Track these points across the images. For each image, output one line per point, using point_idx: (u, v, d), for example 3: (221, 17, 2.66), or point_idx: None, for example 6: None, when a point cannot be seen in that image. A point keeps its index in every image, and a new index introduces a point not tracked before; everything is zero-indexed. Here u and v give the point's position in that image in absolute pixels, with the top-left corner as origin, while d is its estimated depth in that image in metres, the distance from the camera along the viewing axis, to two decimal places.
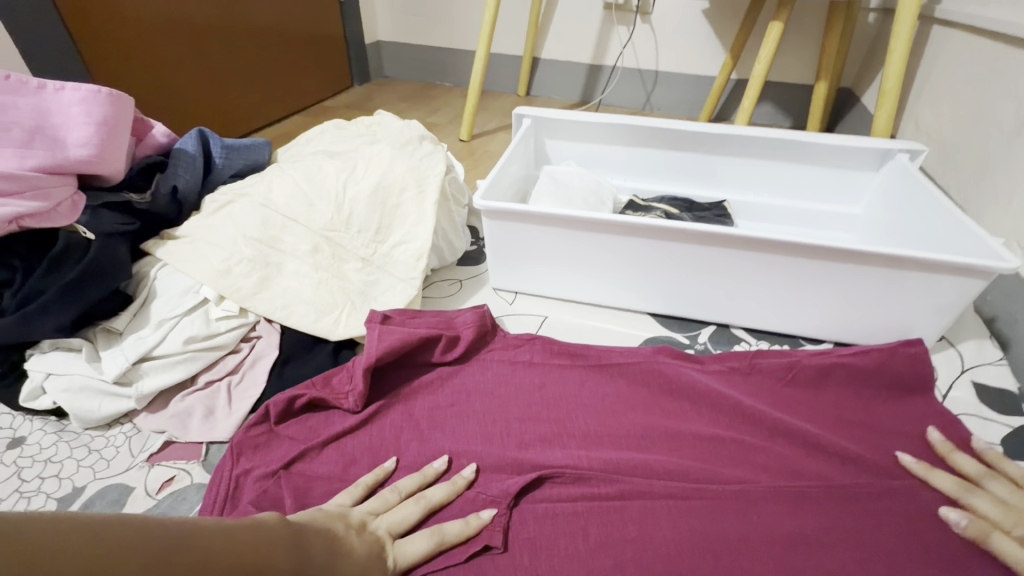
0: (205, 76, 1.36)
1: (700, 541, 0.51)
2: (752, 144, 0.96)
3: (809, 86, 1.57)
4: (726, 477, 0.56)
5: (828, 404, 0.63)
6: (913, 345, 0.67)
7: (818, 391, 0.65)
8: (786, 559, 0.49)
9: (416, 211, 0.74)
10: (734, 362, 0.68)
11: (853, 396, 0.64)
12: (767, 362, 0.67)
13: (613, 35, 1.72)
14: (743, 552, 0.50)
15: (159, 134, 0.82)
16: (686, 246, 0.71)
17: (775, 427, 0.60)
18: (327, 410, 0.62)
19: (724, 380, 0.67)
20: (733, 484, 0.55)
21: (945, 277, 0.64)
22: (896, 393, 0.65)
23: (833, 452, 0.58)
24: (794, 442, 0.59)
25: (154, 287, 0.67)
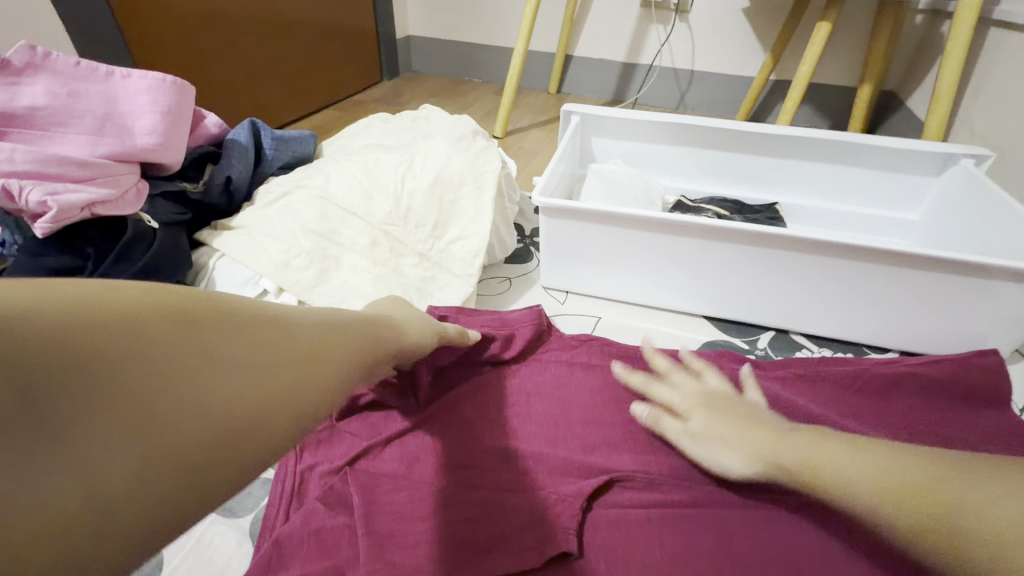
0: (244, 68, 1.36)
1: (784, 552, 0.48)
2: (807, 145, 0.93)
3: (851, 89, 1.54)
4: None
5: (903, 413, 0.60)
6: (986, 356, 0.65)
7: (890, 400, 0.62)
8: None
9: (473, 207, 0.73)
10: (798, 370, 0.66)
11: (928, 405, 0.61)
12: (832, 370, 0.65)
13: (649, 33, 1.70)
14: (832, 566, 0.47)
15: (211, 123, 0.81)
16: (750, 249, 0.69)
17: None
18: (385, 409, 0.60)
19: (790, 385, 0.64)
20: None
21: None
22: (973, 404, 0.62)
23: None
24: None
25: (213, 278, 0.67)
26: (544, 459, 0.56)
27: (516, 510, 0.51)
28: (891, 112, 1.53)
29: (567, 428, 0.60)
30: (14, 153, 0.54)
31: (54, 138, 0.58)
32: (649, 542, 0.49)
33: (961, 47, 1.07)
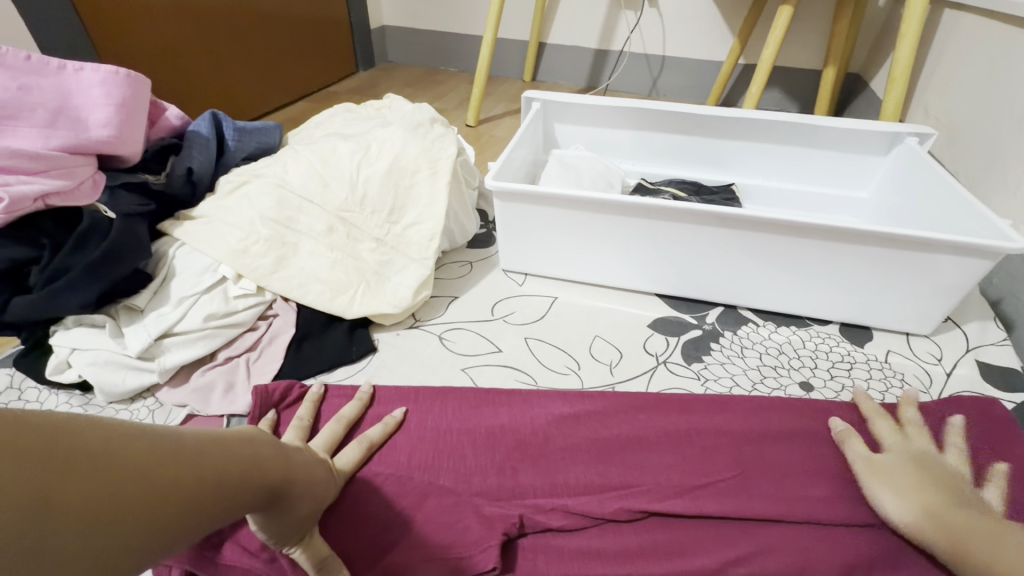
0: (211, 59, 1.35)
1: (662, 491, 0.53)
2: (761, 127, 0.96)
3: (817, 71, 1.56)
4: (709, 443, 0.58)
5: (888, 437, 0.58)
6: (999, 410, 0.60)
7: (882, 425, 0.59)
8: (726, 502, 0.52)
9: (429, 192, 0.75)
10: (813, 423, 0.60)
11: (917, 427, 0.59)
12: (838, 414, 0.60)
13: (621, 20, 1.71)
14: (693, 501, 0.52)
15: (172, 116, 0.82)
16: (697, 227, 0.71)
17: (768, 404, 0.62)
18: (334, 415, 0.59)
19: (773, 402, 0.62)
20: (713, 448, 0.57)
21: (955, 258, 0.64)
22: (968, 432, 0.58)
23: (821, 435, 0.59)
24: (783, 413, 0.61)
25: (173, 266, 0.68)
26: (508, 417, 0.60)
27: (426, 459, 0.55)
28: (856, 94, 1.57)
29: (552, 390, 0.63)
30: None
31: (5, 131, 0.59)
32: (599, 500, 0.52)
33: (915, 27, 1.08)
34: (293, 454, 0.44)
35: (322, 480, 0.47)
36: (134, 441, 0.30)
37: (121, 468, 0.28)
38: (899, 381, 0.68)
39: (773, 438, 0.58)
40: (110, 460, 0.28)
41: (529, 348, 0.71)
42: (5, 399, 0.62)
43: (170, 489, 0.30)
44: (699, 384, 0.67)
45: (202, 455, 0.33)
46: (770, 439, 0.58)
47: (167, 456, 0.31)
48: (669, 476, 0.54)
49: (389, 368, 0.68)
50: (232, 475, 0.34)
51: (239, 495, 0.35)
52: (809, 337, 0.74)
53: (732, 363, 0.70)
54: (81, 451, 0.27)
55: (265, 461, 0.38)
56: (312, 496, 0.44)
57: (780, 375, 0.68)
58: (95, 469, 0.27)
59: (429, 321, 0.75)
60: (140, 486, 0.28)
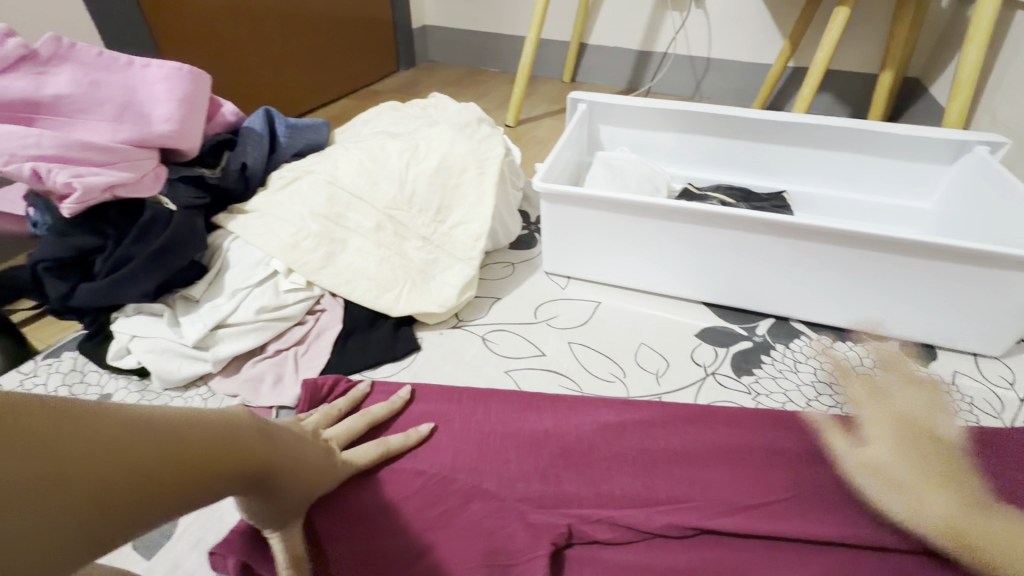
0: (262, 57, 1.39)
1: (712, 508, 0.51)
2: (817, 132, 0.92)
3: (872, 75, 1.49)
4: (760, 460, 0.55)
5: None
6: None
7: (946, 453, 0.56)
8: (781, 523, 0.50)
9: (476, 192, 0.75)
10: (871, 445, 0.57)
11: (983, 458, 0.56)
12: None
13: (665, 21, 1.68)
14: (745, 520, 0.50)
15: (228, 112, 0.84)
16: (750, 234, 0.69)
17: (823, 424, 0.60)
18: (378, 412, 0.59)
19: (828, 421, 0.60)
20: (764, 465, 0.55)
21: None
22: None
23: None
24: (839, 433, 0.58)
25: (227, 258, 0.69)
26: (552, 422, 0.59)
27: (471, 463, 0.55)
28: (914, 99, 1.49)
29: (598, 398, 0.62)
30: (41, 138, 0.56)
31: (76, 125, 0.61)
32: (647, 513, 0.50)
33: (985, 29, 1.02)
34: (288, 436, 0.43)
35: (311, 468, 0.45)
36: (110, 425, 0.29)
37: (92, 452, 0.27)
38: (966, 406, 0.64)
39: (828, 459, 0.56)
40: (80, 443, 0.27)
41: (572, 353, 0.70)
42: (69, 380, 0.64)
43: (142, 475, 0.29)
44: (749, 398, 0.64)
45: (183, 441, 0.32)
46: (825, 459, 0.56)
47: (143, 442, 0.30)
48: (720, 493, 0.52)
49: (433, 367, 0.68)
50: (212, 462, 0.33)
51: (217, 481, 0.34)
52: (867, 354, 0.70)
53: (784, 377, 0.67)
54: (51, 433, 0.26)
55: (240, 440, 0.36)
56: (301, 481, 0.43)
57: (837, 393, 0.65)
58: (61, 454, 0.26)
59: (472, 322, 0.75)
60: (108, 471, 0.28)
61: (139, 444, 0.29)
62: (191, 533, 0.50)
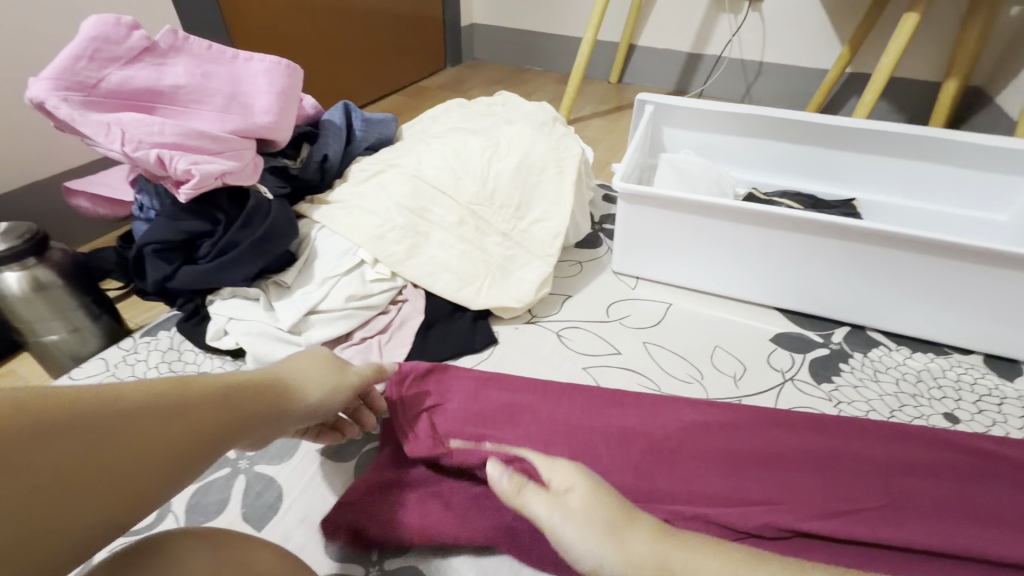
0: (323, 51, 1.42)
1: (803, 509, 0.51)
2: (891, 140, 0.91)
3: (933, 83, 1.46)
4: (850, 466, 0.55)
5: None
6: None
7: None
8: (876, 528, 0.50)
9: (555, 191, 0.76)
10: (963, 457, 0.56)
11: None
12: (995, 451, 0.57)
13: (719, 23, 1.67)
14: (838, 523, 0.50)
15: (310, 105, 0.87)
16: (833, 241, 0.69)
17: (912, 432, 0.59)
18: (468, 400, 0.60)
19: (917, 431, 0.59)
20: (855, 471, 0.55)
21: None
22: None
23: (975, 472, 0.55)
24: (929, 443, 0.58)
25: (315, 247, 0.72)
26: (639, 420, 0.60)
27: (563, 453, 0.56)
28: (977, 109, 1.46)
29: (681, 398, 0.63)
30: (163, 126, 0.60)
31: (191, 114, 0.64)
32: (741, 513, 0.51)
33: None
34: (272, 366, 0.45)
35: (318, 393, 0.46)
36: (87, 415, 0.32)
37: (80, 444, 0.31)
38: None
39: (919, 467, 0.55)
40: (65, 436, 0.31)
41: (648, 353, 0.71)
42: (167, 358, 0.68)
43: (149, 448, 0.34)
44: (831, 405, 0.64)
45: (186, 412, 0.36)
46: (917, 469, 0.55)
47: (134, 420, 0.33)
48: (812, 498, 0.52)
49: (512, 361, 0.69)
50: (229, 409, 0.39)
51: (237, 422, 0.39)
52: (949, 366, 0.69)
53: (865, 386, 0.67)
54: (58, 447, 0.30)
55: (243, 393, 0.40)
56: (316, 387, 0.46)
57: (921, 404, 0.65)
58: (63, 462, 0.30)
59: (546, 318, 0.76)
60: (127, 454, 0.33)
61: (86, 439, 0.31)
62: (296, 509, 0.53)
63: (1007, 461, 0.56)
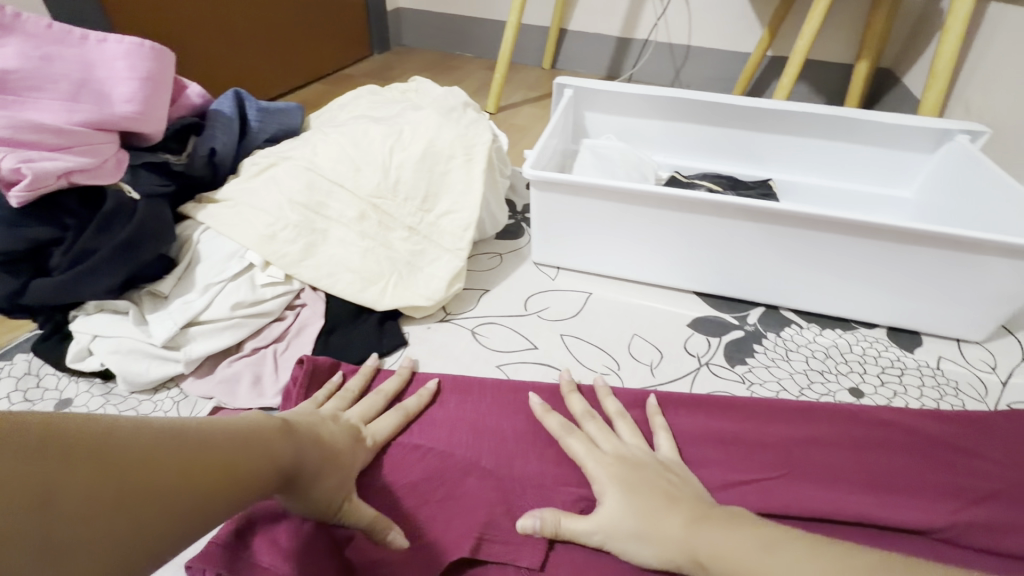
0: (228, 38, 1.31)
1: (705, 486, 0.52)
2: (802, 121, 0.92)
3: (847, 65, 1.51)
4: (757, 443, 0.55)
5: (941, 447, 0.55)
6: None
7: (938, 431, 0.57)
8: (773, 500, 0.51)
9: (464, 180, 0.72)
10: (863, 430, 0.57)
11: (974, 431, 0.57)
12: (891, 423, 0.57)
13: (646, 7, 1.67)
14: (738, 497, 0.51)
15: (194, 94, 0.79)
16: (744, 222, 0.68)
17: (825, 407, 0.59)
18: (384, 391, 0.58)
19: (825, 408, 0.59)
20: (761, 449, 0.55)
21: (1005, 262, 0.61)
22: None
23: (875, 445, 0.55)
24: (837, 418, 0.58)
25: (198, 251, 0.65)
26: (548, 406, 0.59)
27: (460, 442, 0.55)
28: (886, 90, 1.52)
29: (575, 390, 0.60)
30: None
31: (28, 104, 0.56)
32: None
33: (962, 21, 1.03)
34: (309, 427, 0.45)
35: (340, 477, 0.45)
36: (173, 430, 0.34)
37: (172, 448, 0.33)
38: (953, 390, 0.65)
39: (822, 442, 0.55)
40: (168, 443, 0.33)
41: (565, 346, 0.68)
42: (23, 385, 0.59)
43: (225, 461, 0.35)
44: (743, 387, 0.64)
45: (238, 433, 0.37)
46: (820, 440, 0.56)
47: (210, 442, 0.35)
48: (714, 473, 0.53)
49: (422, 362, 0.65)
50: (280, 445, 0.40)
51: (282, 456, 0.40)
52: (856, 341, 0.71)
53: (777, 366, 0.67)
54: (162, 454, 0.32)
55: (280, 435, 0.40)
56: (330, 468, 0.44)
57: (828, 380, 0.65)
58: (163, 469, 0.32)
59: (461, 315, 0.72)
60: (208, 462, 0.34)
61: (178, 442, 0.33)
62: None
63: (903, 430, 0.57)
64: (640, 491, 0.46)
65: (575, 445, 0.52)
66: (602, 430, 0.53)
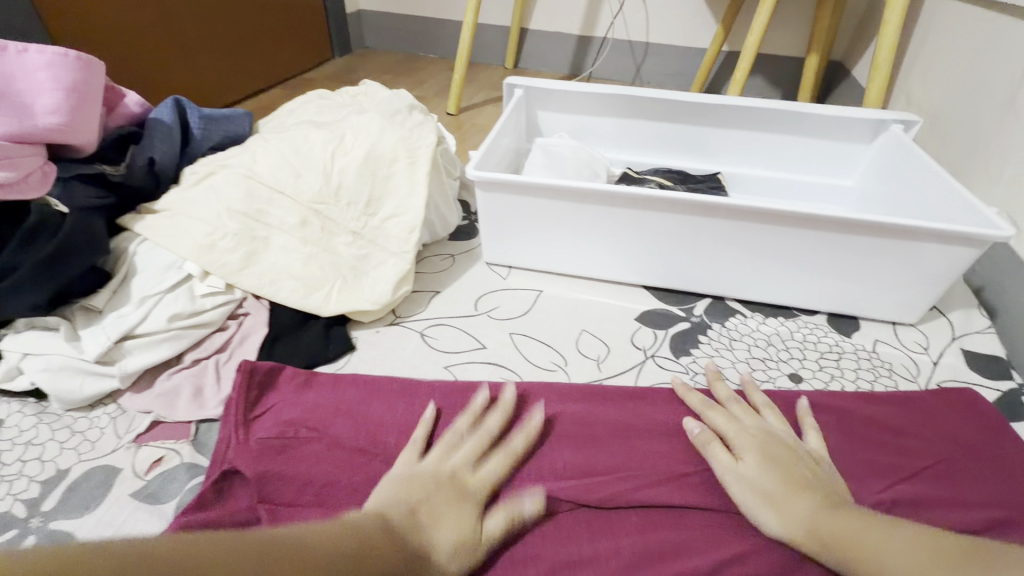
0: (178, 44, 1.29)
1: (644, 477, 0.52)
2: (746, 115, 0.94)
3: (799, 59, 1.55)
4: None
5: (872, 429, 0.57)
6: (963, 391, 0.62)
7: (869, 414, 0.59)
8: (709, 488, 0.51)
9: (408, 183, 0.72)
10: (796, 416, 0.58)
11: (904, 414, 0.59)
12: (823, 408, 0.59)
13: (604, 5, 1.68)
14: (676, 487, 0.52)
15: (132, 103, 0.77)
16: (684, 216, 0.70)
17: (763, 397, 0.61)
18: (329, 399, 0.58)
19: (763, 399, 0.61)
20: None
21: (928, 246, 0.64)
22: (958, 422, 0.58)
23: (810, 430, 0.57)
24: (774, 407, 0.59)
25: (134, 263, 0.63)
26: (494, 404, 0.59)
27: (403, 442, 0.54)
28: (838, 82, 1.56)
29: (523, 388, 0.61)
30: None
31: None
32: (583, 487, 0.51)
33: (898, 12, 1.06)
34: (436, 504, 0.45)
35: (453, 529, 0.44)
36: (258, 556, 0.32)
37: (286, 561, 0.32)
38: (887, 372, 0.67)
39: None
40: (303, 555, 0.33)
41: (514, 344, 0.69)
42: None
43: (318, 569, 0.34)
44: (687, 378, 0.66)
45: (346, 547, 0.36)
46: (760, 427, 0.57)
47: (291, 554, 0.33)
48: (654, 464, 0.53)
49: (368, 367, 0.65)
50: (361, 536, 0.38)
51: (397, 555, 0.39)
52: (797, 328, 0.73)
53: (720, 355, 0.69)
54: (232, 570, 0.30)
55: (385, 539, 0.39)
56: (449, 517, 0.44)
57: (769, 367, 0.67)
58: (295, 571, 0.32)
59: (410, 318, 0.72)
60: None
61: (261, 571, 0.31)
62: None
63: (835, 415, 0.59)
64: (783, 465, 0.49)
65: (716, 415, 0.55)
66: (746, 412, 0.55)
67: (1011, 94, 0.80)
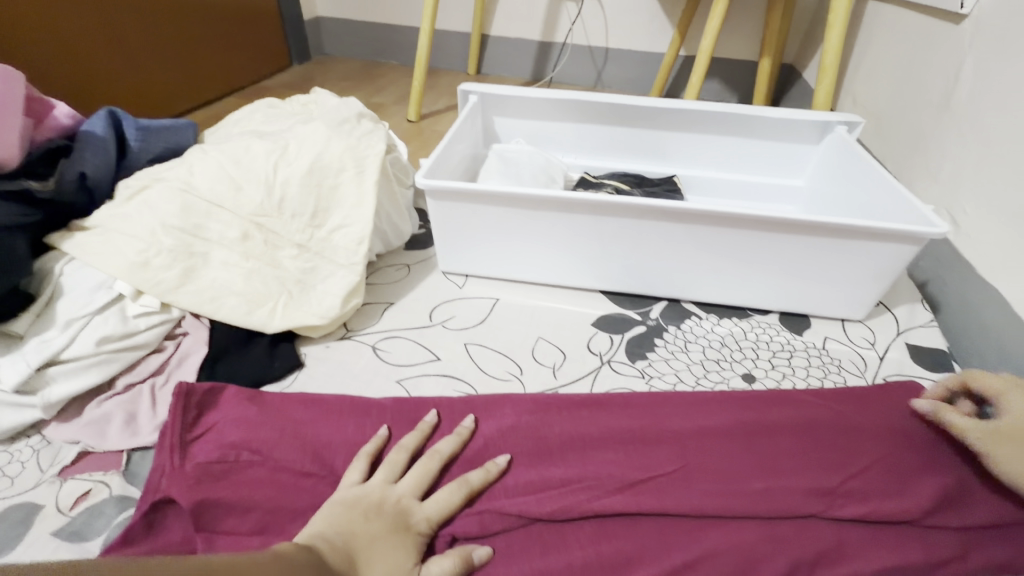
0: (121, 53, 1.24)
1: (599, 486, 0.51)
2: (699, 119, 0.96)
3: (753, 63, 1.59)
4: (652, 438, 0.56)
5: (826, 426, 0.57)
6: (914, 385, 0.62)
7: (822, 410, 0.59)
8: (663, 495, 0.51)
9: (356, 193, 0.70)
10: (750, 416, 0.58)
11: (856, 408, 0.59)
12: (777, 408, 0.59)
13: (562, 11, 1.69)
14: (630, 495, 0.51)
15: (61, 115, 0.73)
16: (635, 220, 0.70)
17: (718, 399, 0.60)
18: (273, 416, 0.55)
19: (718, 399, 0.61)
20: (654, 443, 0.55)
21: (870, 244, 0.65)
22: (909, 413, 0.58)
23: (764, 429, 0.57)
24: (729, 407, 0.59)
25: (61, 283, 0.60)
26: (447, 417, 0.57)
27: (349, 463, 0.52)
28: (790, 85, 1.60)
29: (479, 400, 0.60)
30: None
31: None
32: (537, 500, 0.50)
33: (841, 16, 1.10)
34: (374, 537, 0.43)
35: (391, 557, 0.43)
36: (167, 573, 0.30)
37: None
38: (836, 368, 0.68)
39: (713, 431, 0.56)
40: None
41: (469, 355, 0.68)
42: None
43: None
44: (643, 382, 0.65)
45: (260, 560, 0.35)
46: (715, 429, 0.56)
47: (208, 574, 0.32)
48: (608, 472, 0.52)
49: (316, 384, 0.63)
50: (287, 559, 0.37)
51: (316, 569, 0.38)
52: (750, 328, 0.74)
53: (676, 358, 0.69)
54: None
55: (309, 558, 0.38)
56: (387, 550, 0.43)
57: (723, 368, 0.68)
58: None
59: (362, 331, 0.70)
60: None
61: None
62: None
63: (789, 413, 0.58)
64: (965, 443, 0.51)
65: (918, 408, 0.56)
66: None
67: (946, 94, 0.83)
